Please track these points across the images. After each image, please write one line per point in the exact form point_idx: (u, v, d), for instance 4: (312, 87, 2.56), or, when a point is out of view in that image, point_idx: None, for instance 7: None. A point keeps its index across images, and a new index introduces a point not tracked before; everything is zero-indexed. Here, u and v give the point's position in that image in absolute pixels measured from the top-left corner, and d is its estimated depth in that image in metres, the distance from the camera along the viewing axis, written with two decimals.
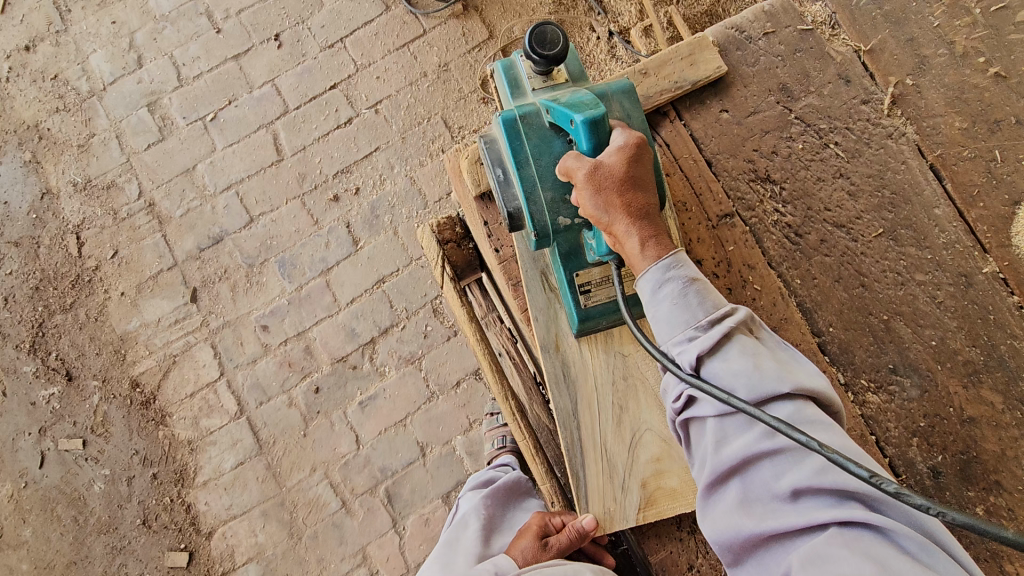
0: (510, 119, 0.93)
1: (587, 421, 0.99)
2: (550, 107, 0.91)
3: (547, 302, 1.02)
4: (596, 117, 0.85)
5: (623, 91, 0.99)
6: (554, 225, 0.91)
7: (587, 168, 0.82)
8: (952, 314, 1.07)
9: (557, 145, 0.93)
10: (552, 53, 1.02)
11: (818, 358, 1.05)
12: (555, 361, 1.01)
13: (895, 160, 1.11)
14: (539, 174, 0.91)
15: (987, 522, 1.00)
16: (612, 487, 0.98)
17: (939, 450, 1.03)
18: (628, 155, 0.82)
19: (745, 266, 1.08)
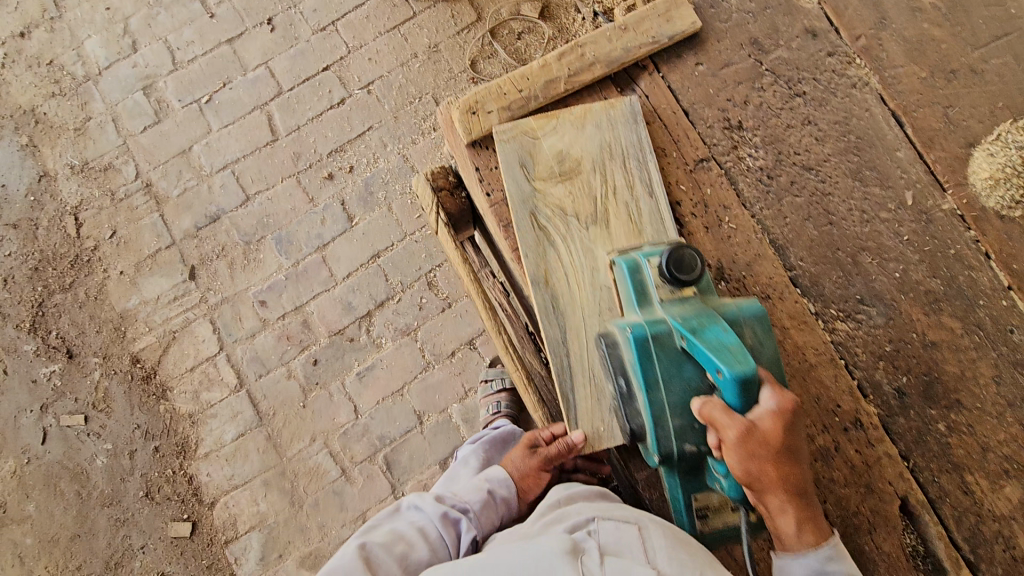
0: (641, 336, 0.95)
1: (576, 349, 1.06)
2: (685, 337, 0.91)
3: (536, 240, 1.08)
4: (746, 374, 0.85)
5: (757, 319, 0.96)
6: (680, 451, 0.94)
7: (738, 431, 0.85)
8: (914, 247, 1.15)
9: (687, 366, 0.95)
10: (688, 279, 0.95)
11: (790, 289, 1.12)
12: (544, 294, 1.07)
13: (859, 108, 1.19)
14: (669, 401, 0.94)
15: (948, 437, 1.09)
16: (599, 409, 1.04)
17: (903, 372, 1.11)
18: (783, 418, 0.87)
19: (721, 206, 1.15)
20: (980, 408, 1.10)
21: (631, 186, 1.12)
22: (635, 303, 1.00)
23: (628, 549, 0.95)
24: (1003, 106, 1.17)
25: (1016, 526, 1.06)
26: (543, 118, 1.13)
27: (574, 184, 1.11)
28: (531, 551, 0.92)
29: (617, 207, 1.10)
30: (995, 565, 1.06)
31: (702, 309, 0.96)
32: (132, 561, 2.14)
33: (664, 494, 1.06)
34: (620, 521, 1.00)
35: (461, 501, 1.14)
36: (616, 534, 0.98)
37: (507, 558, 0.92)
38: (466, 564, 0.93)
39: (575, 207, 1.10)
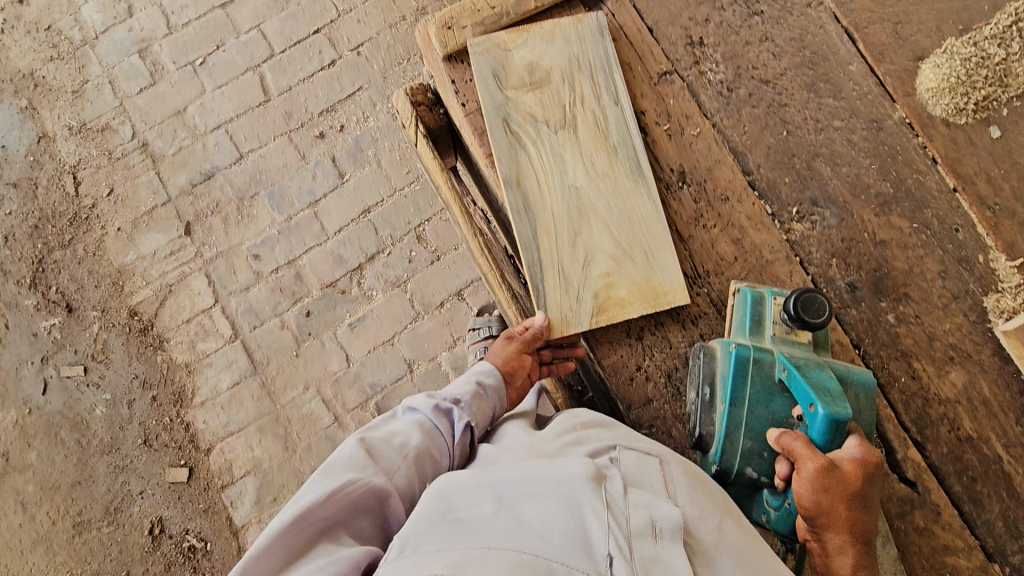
0: (743, 356, 1.04)
1: (545, 243, 1.13)
2: (788, 371, 1.00)
3: (508, 144, 1.16)
4: (839, 418, 0.93)
5: (865, 386, 1.02)
6: (740, 469, 1.05)
7: (817, 464, 0.92)
8: (866, 154, 1.22)
9: (777, 400, 1.04)
10: (815, 323, 1.00)
11: (748, 193, 1.19)
12: (515, 193, 1.14)
13: (813, 25, 1.26)
14: (747, 422, 1.04)
15: (896, 327, 1.16)
16: (568, 299, 1.11)
17: (855, 269, 1.18)
18: (865, 468, 0.94)
19: (683, 117, 1.22)
20: (927, 300, 1.17)
21: (598, 96, 1.20)
22: (747, 330, 1.08)
23: (648, 483, 0.95)
24: (949, 22, 1.25)
25: (960, 409, 1.13)
26: (515, 33, 1.20)
27: (545, 93, 1.19)
28: (561, 466, 0.89)
29: (584, 115, 1.18)
30: (939, 444, 1.12)
31: (815, 360, 1.03)
32: (131, 506, 2.20)
33: (629, 379, 1.14)
34: (642, 452, 1.00)
35: (452, 395, 1.17)
36: (637, 465, 0.98)
37: (536, 471, 0.88)
38: (490, 471, 0.89)
39: (545, 114, 1.18)
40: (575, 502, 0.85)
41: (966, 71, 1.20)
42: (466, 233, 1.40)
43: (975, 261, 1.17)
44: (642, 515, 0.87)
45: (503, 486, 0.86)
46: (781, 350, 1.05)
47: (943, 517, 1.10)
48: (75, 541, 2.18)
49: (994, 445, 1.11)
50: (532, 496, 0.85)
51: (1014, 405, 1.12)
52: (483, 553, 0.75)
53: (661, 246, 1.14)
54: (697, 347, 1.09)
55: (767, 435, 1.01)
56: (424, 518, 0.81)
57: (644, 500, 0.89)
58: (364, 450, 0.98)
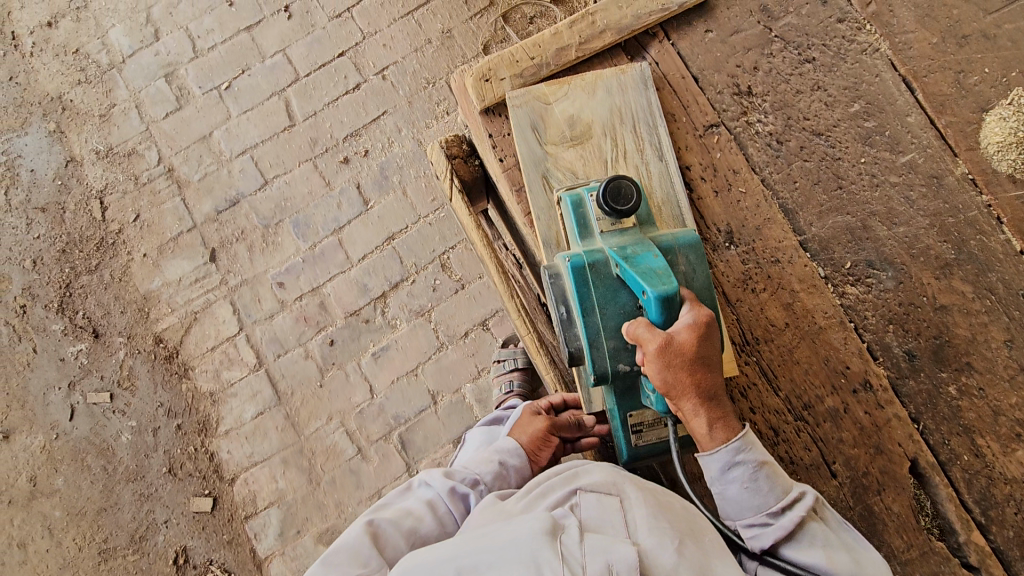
0: (579, 265, 0.99)
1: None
2: (620, 265, 0.96)
3: (547, 203, 1.11)
4: (668, 295, 0.89)
5: (690, 246, 0.99)
6: (614, 370, 0.99)
7: (659, 343, 0.89)
8: (925, 212, 1.15)
9: (623, 294, 0.99)
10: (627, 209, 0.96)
11: (799, 253, 1.13)
12: (556, 255, 1.10)
13: (869, 73, 1.18)
14: (603, 325, 0.98)
15: (958, 400, 1.09)
16: None
17: (913, 335, 1.11)
18: (700, 332, 0.89)
19: (730, 171, 1.16)
20: (992, 371, 1.10)
21: (641, 150, 1.14)
22: (578, 235, 1.04)
23: (608, 526, 0.92)
24: (1016, 71, 1.17)
25: None
26: (555, 85, 1.15)
27: (585, 149, 1.13)
28: (513, 529, 0.86)
29: (628, 171, 1.12)
30: (1006, 527, 1.05)
31: (641, 241, 1.00)
32: (156, 535, 2.21)
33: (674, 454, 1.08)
34: (601, 494, 0.96)
35: (471, 476, 1.13)
36: (598, 507, 0.94)
37: (492, 539, 0.86)
38: (446, 548, 0.86)
39: (587, 171, 1.12)
40: (532, 562, 0.82)
41: None
42: (501, 292, 1.35)
43: None
44: (597, 561, 0.83)
45: (459, 558, 0.84)
46: (611, 247, 1.00)
47: None
48: (100, 569, 2.19)
49: None
50: (488, 563, 0.82)
51: None
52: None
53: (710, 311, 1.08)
54: (543, 273, 1.05)
55: (622, 331, 0.95)
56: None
57: (601, 543, 0.86)
58: (371, 538, 0.96)
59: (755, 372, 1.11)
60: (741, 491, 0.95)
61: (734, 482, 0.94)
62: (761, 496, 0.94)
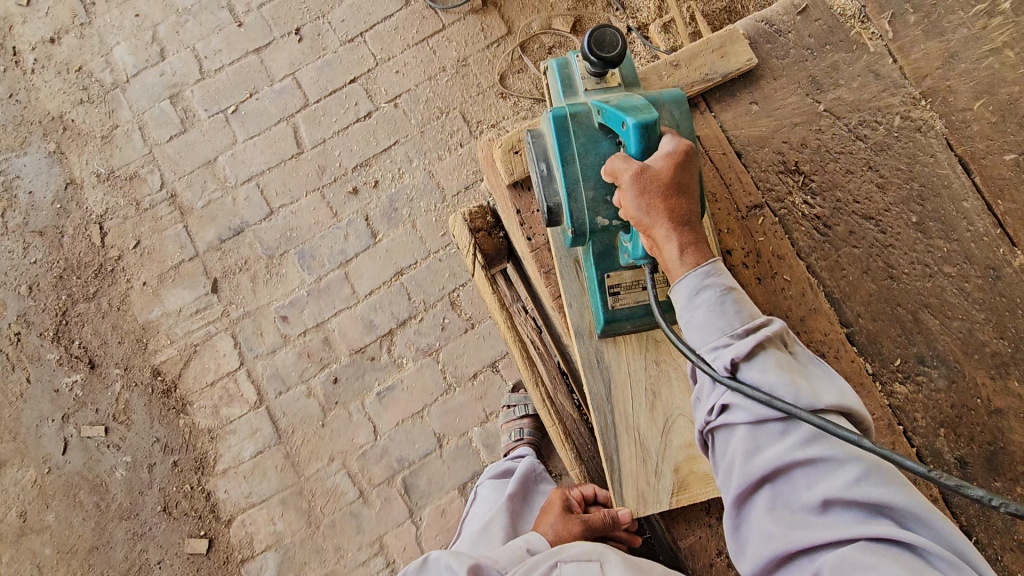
0: (561, 115, 0.98)
1: (620, 405, 1.02)
2: (602, 108, 0.94)
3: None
4: (648, 122, 0.87)
5: (674, 99, 1.00)
6: (592, 223, 0.95)
7: (634, 170, 0.84)
8: (980, 306, 1.07)
9: (604, 145, 0.97)
10: (611, 57, 0.98)
11: (846, 347, 1.05)
12: (588, 346, 1.04)
13: (924, 153, 1.11)
14: (582, 174, 0.95)
15: (1013, 513, 1.02)
16: (645, 472, 0.99)
17: (966, 441, 1.04)
18: (678, 162, 0.84)
19: (774, 257, 1.08)
20: None
21: None
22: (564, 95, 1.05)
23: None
24: None
25: None
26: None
27: None
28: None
29: None
30: None
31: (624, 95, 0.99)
32: None
33: (708, 565, 1.00)
34: (579, 560, 0.96)
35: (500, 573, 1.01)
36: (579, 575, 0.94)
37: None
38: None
39: None
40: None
41: None
42: (525, 377, 1.26)
43: None
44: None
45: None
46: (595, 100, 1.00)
47: None
48: None
49: None
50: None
51: None
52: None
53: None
54: (526, 133, 1.03)
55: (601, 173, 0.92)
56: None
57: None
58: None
59: None
60: (707, 317, 0.79)
61: (699, 302, 0.79)
62: (732, 322, 0.78)
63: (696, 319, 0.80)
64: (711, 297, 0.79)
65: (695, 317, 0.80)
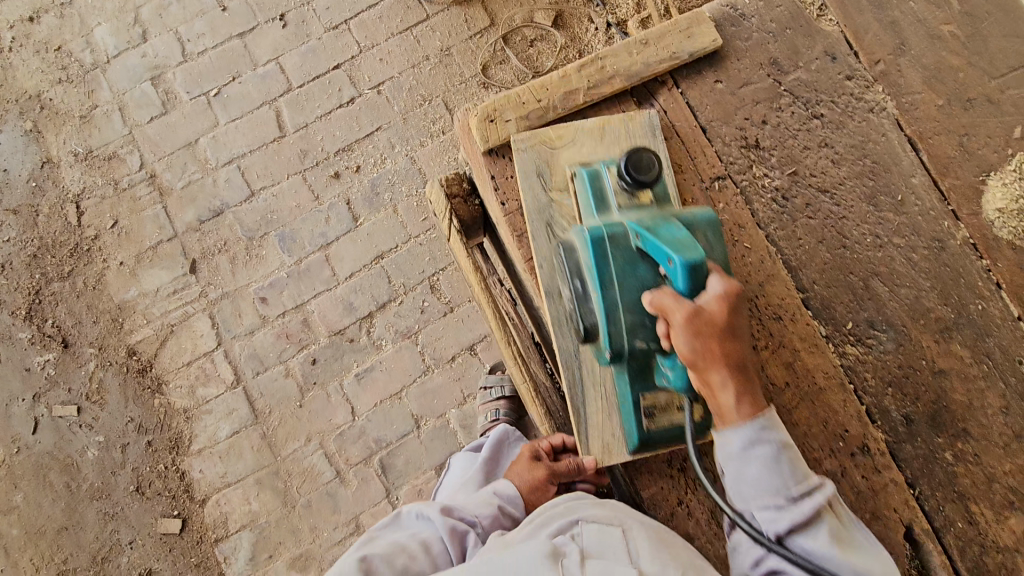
0: (597, 237, 0.97)
1: (586, 362, 1.06)
2: (641, 234, 0.93)
3: (551, 251, 1.07)
4: (696, 261, 0.87)
5: (711, 222, 0.97)
6: (630, 346, 0.95)
7: (686, 312, 0.87)
8: (926, 275, 1.14)
9: (641, 267, 0.96)
10: (648, 179, 0.99)
11: (801, 311, 1.12)
12: (558, 305, 1.07)
13: (876, 132, 1.18)
14: (622, 299, 0.94)
15: (954, 466, 1.09)
16: (610, 424, 1.05)
17: (912, 400, 1.11)
18: (729, 303, 0.87)
19: (735, 226, 1.14)
20: (986, 438, 1.10)
21: None
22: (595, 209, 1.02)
23: (610, 552, 0.97)
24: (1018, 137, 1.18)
25: (1019, 558, 1.07)
26: (561, 129, 1.12)
27: None
28: (515, 556, 0.92)
29: None
30: None
31: (659, 215, 0.98)
32: (120, 556, 2.12)
33: (669, 514, 1.06)
34: (602, 523, 1.02)
35: (470, 514, 1.09)
36: (598, 536, 1.00)
37: (495, 561, 0.92)
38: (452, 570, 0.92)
39: None
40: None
41: None
42: (498, 337, 1.35)
43: None
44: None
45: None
46: (629, 219, 0.98)
47: None
48: None
49: None
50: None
51: None
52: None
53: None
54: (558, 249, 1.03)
55: (642, 299, 0.92)
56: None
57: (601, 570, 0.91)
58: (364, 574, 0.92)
59: None
60: (760, 472, 0.91)
61: (753, 458, 0.90)
62: (779, 480, 0.90)
63: (750, 471, 0.91)
64: (767, 460, 0.90)
65: (745, 465, 0.90)
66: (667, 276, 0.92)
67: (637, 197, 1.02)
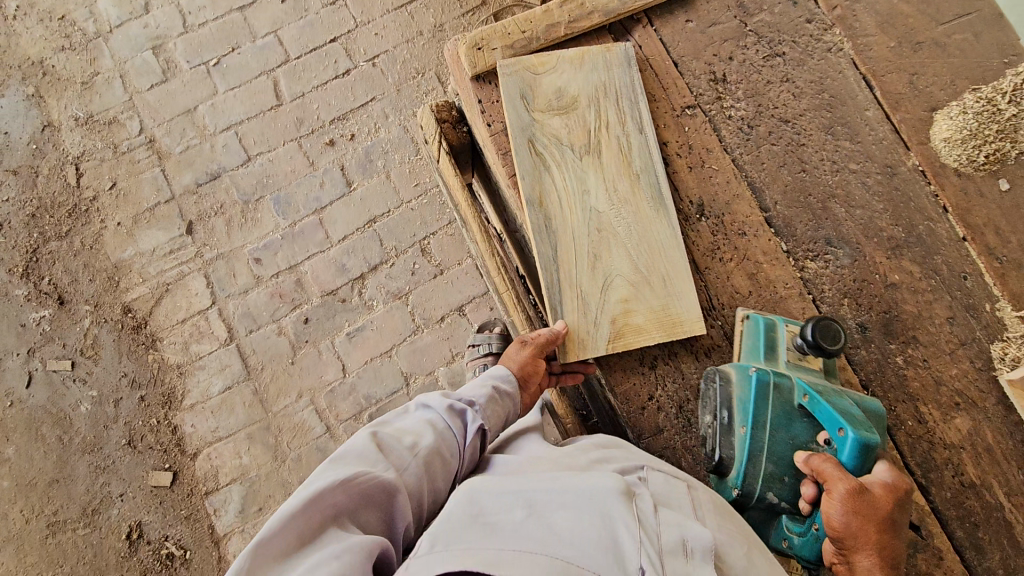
0: (765, 380, 1.06)
1: (565, 266, 1.13)
2: (813, 397, 1.02)
3: (530, 163, 1.16)
4: (870, 442, 0.95)
5: (877, 413, 1.06)
6: (761, 494, 1.04)
7: (851, 482, 0.92)
8: (879, 198, 1.24)
9: (796, 425, 1.05)
10: (833, 349, 1.01)
11: (764, 228, 1.21)
12: (538, 213, 1.15)
13: (833, 70, 1.29)
14: (769, 445, 1.04)
15: (905, 370, 1.18)
16: (586, 323, 1.12)
17: (866, 310, 1.20)
18: (895, 495, 0.94)
19: (703, 150, 1.23)
20: (934, 345, 1.19)
21: (623, 123, 1.21)
22: (764, 357, 1.10)
23: (671, 502, 0.95)
24: (963, 77, 1.28)
25: (964, 454, 1.16)
26: (543, 57, 1.21)
27: (570, 118, 1.20)
28: (585, 479, 0.90)
29: (609, 140, 1.19)
30: (942, 488, 1.15)
31: (830, 386, 1.06)
32: (110, 508, 2.14)
33: (641, 408, 1.14)
34: (666, 474, 1.01)
35: (466, 397, 1.11)
36: (660, 485, 0.99)
37: (564, 481, 0.90)
38: (518, 480, 0.89)
39: (570, 138, 1.18)
40: (603, 516, 0.85)
41: (977, 125, 1.24)
42: (483, 249, 1.39)
43: (982, 309, 1.21)
44: (667, 532, 0.86)
45: (530, 493, 0.87)
46: (797, 375, 1.08)
47: (945, 562, 1.12)
48: (48, 543, 2.10)
49: (996, 492, 1.15)
50: (559, 504, 0.86)
51: (1016, 453, 1.16)
52: (511, 556, 0.76)
53: (681, 274, 1.15)
54: (712, 372, 1.10)
55: (796, 457, 1.01)
56: (452, 518, 0.81)
57: (670, 517, 0.89)
58: (377, 447, 0.92)
59: (718, 335, 1.17)
60: None
61: None
62: None
63: None
64: None
65: None
66: (831, 443, 1.01)
67: (807, 361, 1.11)
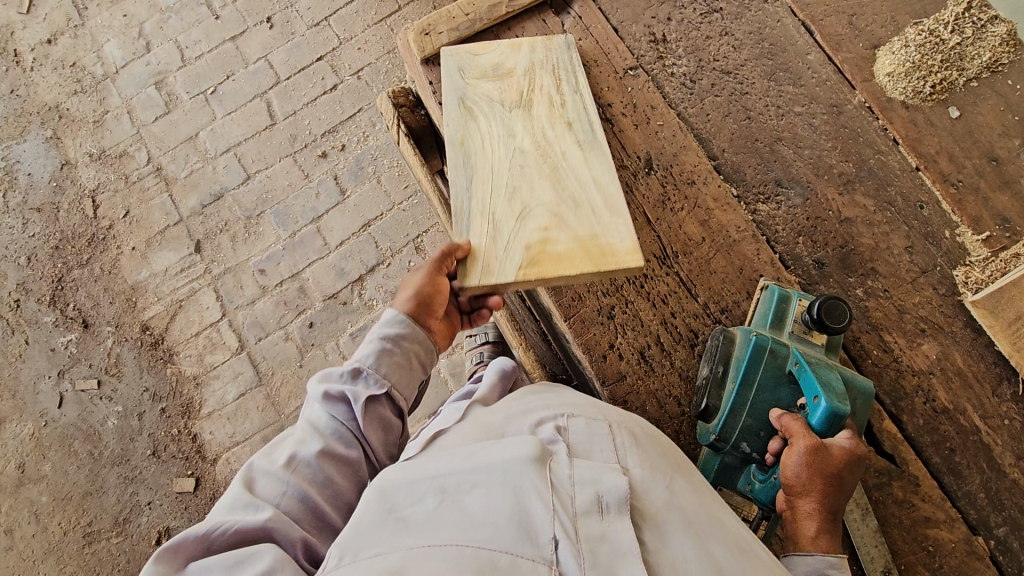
0: (762, 344, 1.06)
1: (479, 196, 1.09)
2: (801, 364, 1.02)
3: (458, 117, 1.18)
4: (840, 411, 0.95)
5: (865, 396, 1.04)
6: (734, 443, 1.05)
7: (814, 442, 0.94)
8: (827, 136, 1.26)
9: (784, 389, 1.05)
10: (837, 327, 1.03)
11: (713, 175, 1.25)
12: (457, 152, 1.15)
13: (771, 20, 1.33)
14: (752, 402, 1.05)
15: (866, 301, 1.18)
16: (496, 249, 1.04)
17: (821, 246, 1.22)
18: (852, 459, 0.94)
19: (648, 107, 1.30)
20: (896, 275, 1.19)
21: (558, 85, 1.23)
22: (770, 324, 1.10)
23: (597, 450, 0.85)
24: (903, 12, 1.29)
25: (934, 380, 1.14)
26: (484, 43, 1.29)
27: (504, 82, 1.23)
28: (498, 452, 0.79)
29: (541, 98, 1.20)
30: (915, 416, 1.13)
31: (824, 360, 1.05)
32: (140, 516, 2.23)
33: (602, 356, 1.18)
34: (589, 418, 0.90)
35: (352, 365, 1.05)
36: (586, 432, 0.88)
37: (477, 458, 0.79)
38: (425, 465, 0.79)
39: (502, 97, 1.21)
40: (517, 488, 0.74)
41: (920, 57, 1.24)
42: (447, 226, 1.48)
43: (941, 236, 1.19)
44: (586, 493, 0.76)
45: (443, 479, 0.77)
46: (797, 345, 1.07)
47: (923, 489, 1.10)
48: (84, 552, 2.18)
49: (972, 416, 1.12)
50: (473, 485, 0.76)
51: (990, 375, 1.13)
52: (421, 554, 0.66)
53: (609, 215, 1.05)
54: (717, 330, 1.12)
55: (771, 415, 1.03)
56: (360, 522, 0.71)
57: (590, 473, 0.79)
58: (244, 489, 0.87)
59: (675, 281, 1.21)
60: None
61: None
62: None
63: None
64: None
65: None
66: (806, 408, 1.01)
67: (810, 335, 1.10)
